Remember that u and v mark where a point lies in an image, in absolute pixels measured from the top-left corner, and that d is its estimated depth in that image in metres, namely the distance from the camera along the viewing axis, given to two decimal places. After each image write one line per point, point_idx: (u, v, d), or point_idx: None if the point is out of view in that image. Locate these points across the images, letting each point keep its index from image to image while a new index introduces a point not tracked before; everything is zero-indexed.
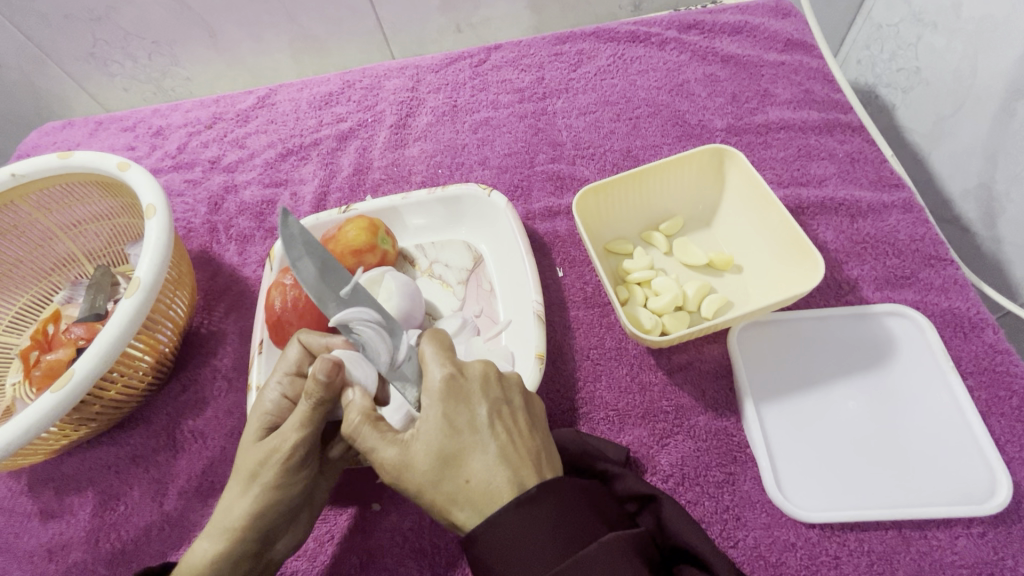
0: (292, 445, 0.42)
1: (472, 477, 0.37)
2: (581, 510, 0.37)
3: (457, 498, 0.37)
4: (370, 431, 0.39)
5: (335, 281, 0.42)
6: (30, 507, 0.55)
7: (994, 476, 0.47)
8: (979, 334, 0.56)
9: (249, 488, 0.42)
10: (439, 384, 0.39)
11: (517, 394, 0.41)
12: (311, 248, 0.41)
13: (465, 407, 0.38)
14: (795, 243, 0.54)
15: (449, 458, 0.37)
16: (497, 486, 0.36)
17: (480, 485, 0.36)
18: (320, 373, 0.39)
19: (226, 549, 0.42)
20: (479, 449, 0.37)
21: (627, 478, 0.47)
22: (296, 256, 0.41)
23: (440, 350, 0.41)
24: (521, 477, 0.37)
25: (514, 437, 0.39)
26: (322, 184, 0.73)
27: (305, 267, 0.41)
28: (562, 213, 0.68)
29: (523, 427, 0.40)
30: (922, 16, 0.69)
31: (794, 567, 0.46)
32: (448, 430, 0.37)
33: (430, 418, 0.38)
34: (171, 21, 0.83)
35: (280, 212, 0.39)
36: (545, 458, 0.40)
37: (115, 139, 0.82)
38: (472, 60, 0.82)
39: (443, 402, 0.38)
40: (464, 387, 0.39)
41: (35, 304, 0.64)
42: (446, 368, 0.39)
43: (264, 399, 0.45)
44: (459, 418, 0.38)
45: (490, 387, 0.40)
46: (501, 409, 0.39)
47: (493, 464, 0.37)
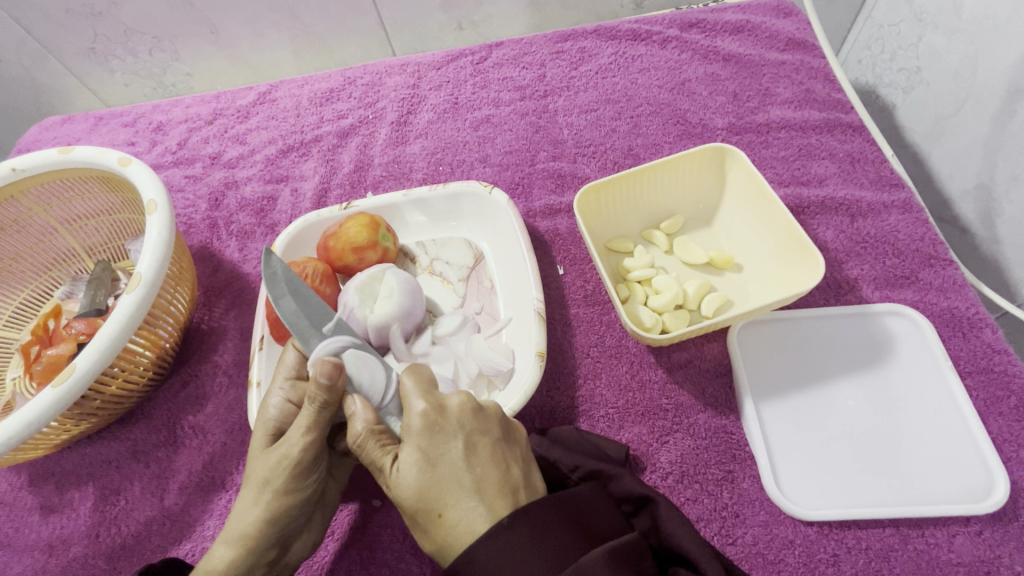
0: (300, 450, 0.42)
1: (446, 513, 0.37)
2: (560, 527, 0.37)
3: (432, 530, 0.38)
4: (374, 444, 0.40)
5: (317, 320, 0.46)
6: (31, 502, 0.55)
7: (992, 475, 0.47)
8: (978, 334, 0.56)
9: (262, 494, 0.42)
10: (417, 420, 0.38)
11: (497, 424, 0.40)
12: (295, 290, 0.47)
13: (441, 443, 0.38)
14: (795, 242, 0.54)
15: (424, 496, 0.37)
16: (470, 523, 0.36)
17: (453, 524, 0.37)
18: (321, 377, 0.39)
19: (248, 551, 0.42)
20: (453, 486, 0.37)
21: (622, 479, 0.47)
22: (279, 295, 0.46)
23: (419, 384, 0.40)
24: (495, 513, 0.37)
25: (490, 471, 0.38)
26: (323, 181, 0.73)
27: (287, 303, 0.46)
28: (563, 211, 0.68)
29: (500, 459, 0.39)
30: (923, 17, 0.69)
31: (793, 564, 0.47)
32: (423, 466, 0.38)
33: (408, 453, 0.38)
34: (171, 16, 0.83)
35: (264, 256, 0.48)
36: (524, 491, 0.39)
37: (115, 134, 0.82)
38: (474, 58, 0.82)
39: (420, 437, 0.38)
40: (441, 422, 0.39)
41: (35, 299, 0.64)
42: (423, 404, 0.39)
43: (266, 407, 0.45)
44: (435, 453, 0.38)
45: (468, 421, 0.39)
46: (476, 442, 0.39)
47: (466, 504, 0.37)
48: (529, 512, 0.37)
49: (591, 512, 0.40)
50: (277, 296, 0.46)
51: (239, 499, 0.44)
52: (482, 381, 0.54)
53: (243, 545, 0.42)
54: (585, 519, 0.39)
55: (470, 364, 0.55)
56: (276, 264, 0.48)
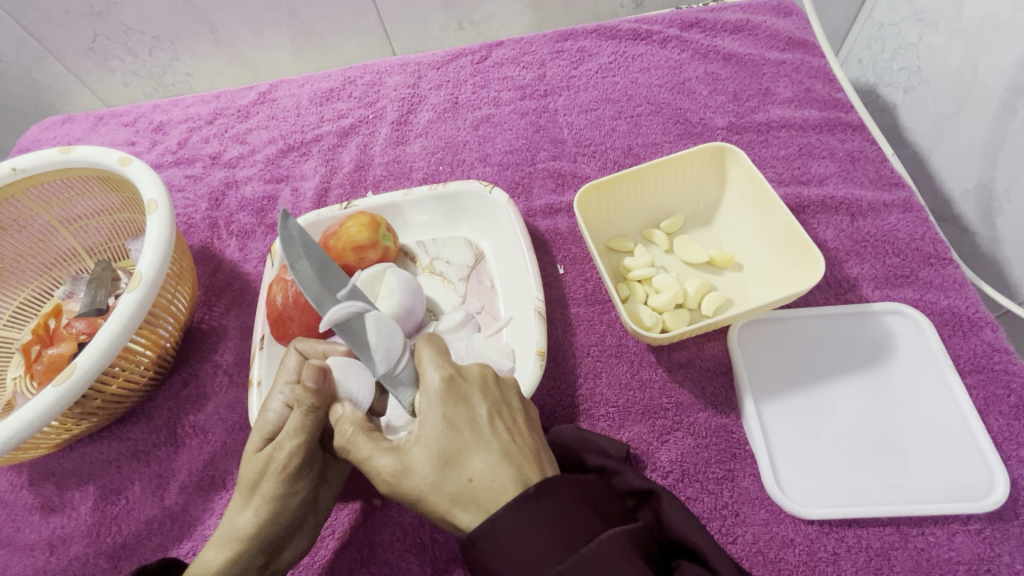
0: (289, 454, 0.42)
1: (473, 475, 0.36)
2: (581, 505, 0.37)
3: (456, 496, 0.37)
4: (364, 440, 0.39)
5: (333, 286, 0.46)
6: (31, 501, 0.55)
7: (992, 474, 0.47)
8: (978, 333, 0.56)
9: (251, 499, 0.43)
10: (439, 382, 0.39)
11: (515, 396, 0.42)
12: (311, 254, 0.46)
13: (465, 407, 0.39)
14: (795, 240, 0.54)
15: (451, 459, 0.37)
16: (500, 482, 0.36)
17: (484, 484, 0.36)
18: (307, 380, 0.39)
19: (236, 555, 0.42)
20: (481, 448, 0.37)
21: (625, 475, 0.47)
22: (296, 259, 0.46)
23: (436, 353, 0.41)
24: (524, 475, 0.37)
25: (514, 436, 0.39)
26: (323, 181, 0.73)
27: (303, 267, 0.45)
28: (563, 211, 0.68)
29: (521, 430, 0.40)
30: (924, 16, 0.69)
31: (793, 563, 0.47)
32: (447, 428, 0.38)
33: (430, 417, 0.38)
34: (172, 16, 0.83)
35: (281, 217, 0.47)
36: (546, 460, 0.40)
37: (115, 134, 0.82)
38: (474, 57, 0.82)
39: (443, 401, 0.38)
40: (464, 387, 0.40)
41: (35, 298, 0.64)
42: (444, 369, 0.40)
43: (265, 411, 0.44)
44: (460, 417, 0.38)
45: (489, 389, 0.41)
46: (499, 411, 0.40)
47: (494, 463, 0.37)
48: (553, 484, 0.36)
49: (604, 496, 0.40)
50: (292, 260, 0.46)
51: (232, 502, 0.44)
52: None
53: (233, 548, 0.42)
54: (599, 500, 0.39)
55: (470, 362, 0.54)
56: (294, 227, 0.47)
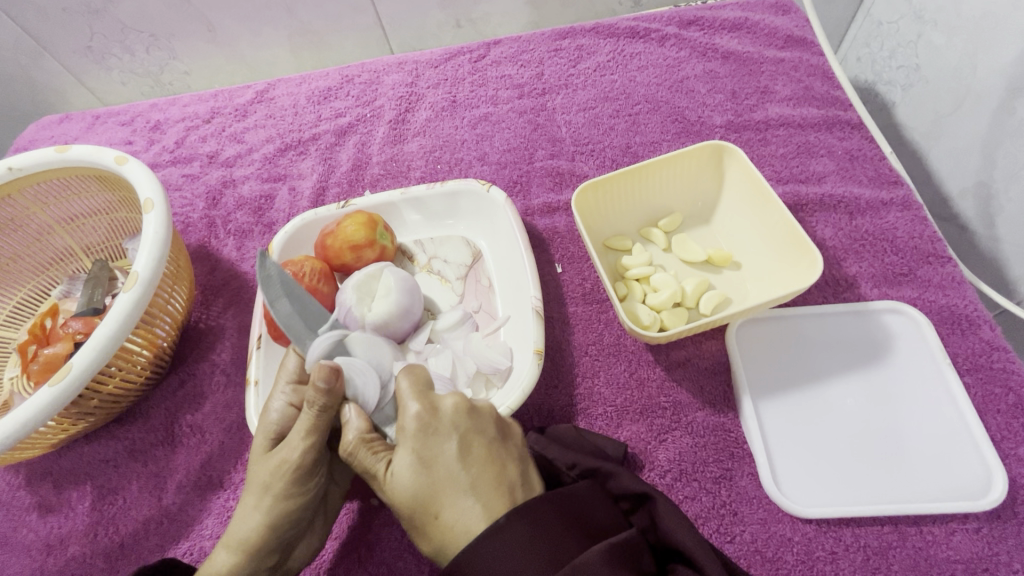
0: (300, 454, 0.42)
1: (442, 513, 0.37)
2: (557, 521, 0.37)
3: (429, 532, 0.38)
4: (366, 452, 0.40)
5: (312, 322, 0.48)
6: (29, 501, 0.55)
7: (990, 474, 0.47)
8: (977, 331, 0.56)
9: (262, 500, 0.42)
10: (412, 420, 0.39)
11: (492, 423, 0.41)
12: (291, 292, 0.48)
13: (436, 444, 0.38)
14: (794, 240, 0.53)
15: (420, 496, 0.37)
16: (466, 523, 0.36)
17: (450, 523, 0.37)
18: (319, 380, 0.39)
19: (248, 555, 0.42)
20: (449, 486, 0.37)
21: (620, 477, 0.46)
22: (274, 298, 0.47)
23: (415, 386, 0.41)
24: (492, 512, 0.37)
25: (486, 470, 0.38)
26: (320, 180, 0.73)
27: (283, 307, 0.47)
28: (561, 209, 0.68)
29: (497, 459, 0.39)
30: (923, 14, 0.69)
31: (792, 562, 0.46)
32: (419, 466, 0.38)
33: (403, 454, 0.39)
34: (169, 14, 0.83)
35: (259, 257, 0.49)
36: (520, 488, 0.39)
37: (112, 133, 0.82)
38: (472, 55, 0.82)
39: (415, 439, 0.39)
40: (435, 423, 0.39)
41: (32, 298, 0.64)
42: (416, 406, 0.39)
43: (268, 411, 0.44)
44: (430, 453, 0.38)
45: (462, 421, 0.39)
46: (472, 442, 0.39)
47: (462, 502, 0.37)
48: (526, 509, 0.37)
49: (591, 507, 0.41)
50: (273, 299, 0.47)
51: (238, 506, 0.44)
52: (480, 380, 0.54)
53: (243, 550, 0.42)
54: (584, 514, 0.40)
55: (467, 361, 0.54)
56: (272, 267, 0.49)
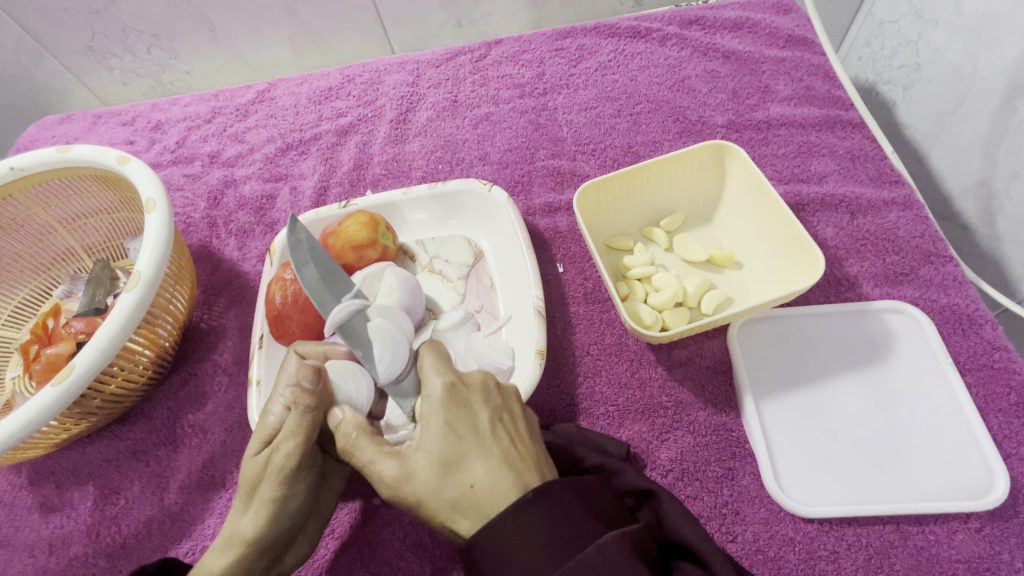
0: (286, 456, 0.41)
1: (476, 480, 0.37)
2: (576, 507, 0.37)
3: (457, 502, 0.37)
4: (368, 442, 0.40)
5: (337, 287, 0.47)
6: (31, 501, 0.55)
7: (993, 473, 0.47)
8: (978, 331, 0.56)
9: (251, 503, 0.43)
10: (440, 390, 0.40)
11: (517, 403, 0.42)
12: (317, 259, 0.48)
13: (466, 413, 0.39)
14: (795, 240, 0.53)
15: (451, 465, 0.37)
16: (502, 487, 0.36)
17: (485, 489, 0.36)
18: (303, 380, 0.41)
19: (239, 559, 0.41)
20: (481, 453, 0.37)
21: (624, 475, 0.47)
22: (302, 264, 0.47)
23: (438, 360, 0.42)
24: (525, 479, 0.37)
25: (515, 442, 0.39)
26: (322, 179, 0.73)
27: (310, 273, 0.47)
28: (562, 209, 0.68)
29: (523, 434, 0.41)
30: (924, 13, 0.69)
31: (793, 561, 0.47)
32: (449, 434, 0.38)
33: (432, 425, 0.38)
34: (170, 14, 0.83)
35: (291, 222, 0.49)
36: (546, 463, 0.40)
37: (113, 133, 0.82)
38: (473, 55, 0.82)
39: (445, 408, 0.39)
40: (465, 394, 0.40)
41: (34, 298, 0.64)
42: (446, 376, 0.40)
43: (267, 415, 0.43)
44: (461, 422, 0.39)
45: (491, 395, 0.41)
46: (502, 415, 0.40)
47: (495, 468, 0.37)
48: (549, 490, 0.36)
49: (601, 496, 0.40)
50: (299, 262, 0.48)
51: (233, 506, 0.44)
52: None
53: (234, 552, 0.41)
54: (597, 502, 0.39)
55: (470, 360, 0.54)
56: (302, 233, 0.49)
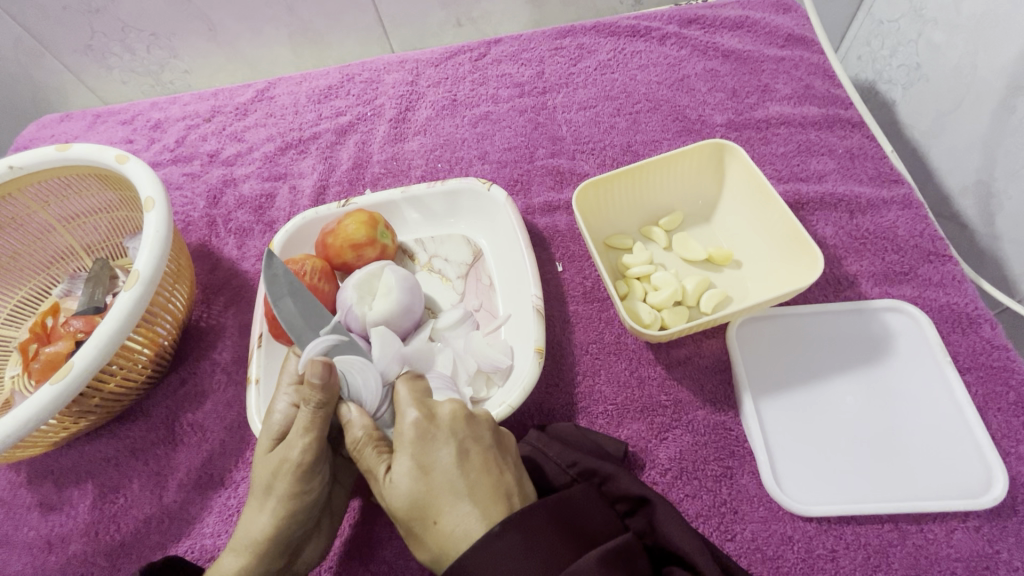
0: (300, 452, 0.41)
1: (441, 520, 0.37)
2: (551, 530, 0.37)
3: (428, 539, 0.38)
4: (371, 450, 0.40)
5: (314, 323, 0.47)
6: (30, 499, 0.55)
7: (991, 471, 0.48)
8: (977, 330, 0.56)
9: (267, 501, 0.42)
10: (408, 427, 0.39)
11: (488, 431, 0.41)
12: (295, 293, 0.47)
13: (434, 450, 0.39)
14: (794, 238, 0.54)
15: (419, 504, 0.37)
16: (465, 529, 0.36)
17: (449, 530, 0.36)
18: (312, 376, 0.39)
19: (251, 563, 0.42)
20: (446, 493, 0.37)
21: (618, 479, 0.46)
22: (279, 296, 0.46)
23: (407, 396, 0.41)
24: (489, 518, 0.37)
25: (482, 477, 0.38)
26: (321, 178, 0.73)
27: (286, 306, 0.46)
28: (562, 208, 0.68)
29: (493, 466, 0.40)
30: (923, 13, 0.69)
31: (792, 560, 0.47)
32: (417, 473, 0.38)
33: (401, 463, 0.39)
34: (169, 13, 0.83)
35: (266, 256, 0.48)
36: (517, 495, 0.39)
37: (112, 132, 0.82)
38: (472, 54, 0.82)
39: (413, 446, 0.39)
40: (433, 430, 0.39)
41: (33, 298, 0.64)
42: (416, 413, 0.40)
43: (273, 413, 0.44)
44: (428, 460, 0.38)
45: (460, 428, 0.40)
46: (469, 449, 0.39)
47: (458, 510, 0.37)
48: (521, 517, 0.36)
49: (585, 515, 0.40)
50: (275, 296, 0.46)
51: (247, 508, 0.44)
52: (481, 379, 0.54)
53: (250, 554, 0.42)
54: (577, 520, 0.40)
55: (468, 360, 0.54)
56: (278, 266, 0.48)
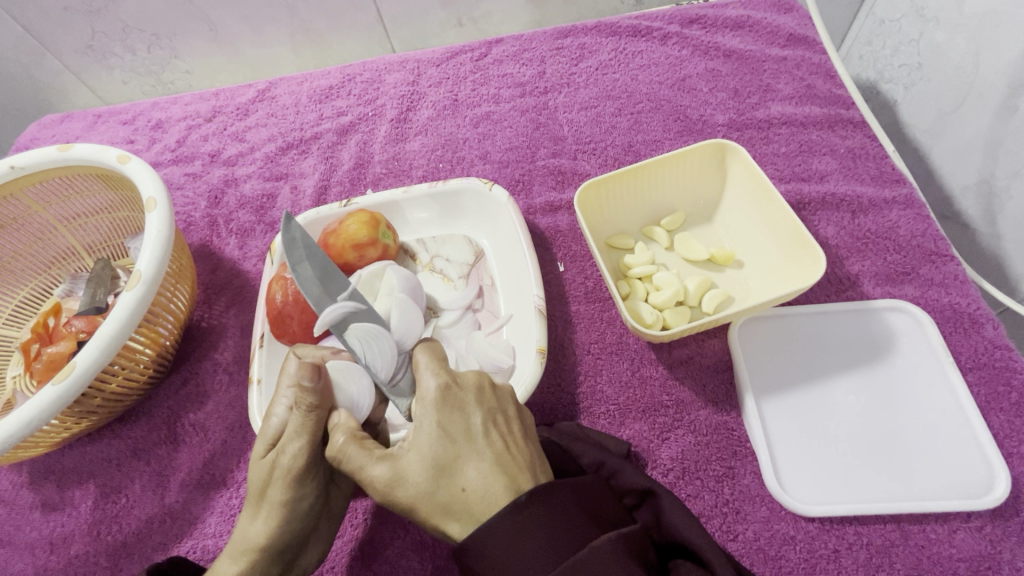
0: (292, 458, 0.41)
1: (468, 485, 0.36)
2: (570, 510, 0.37)
3: (452, 507, 0.37)
4: (356, 449, 0.39)
5: (332, 289, 0.47)
6: (31, 500, 0.55)
7: (993, 471, 0.48)
8: (979, 330, 0.56)
9: (261, 508, 0.42)
10: (435, 391, 0.39)
11: (511, 402, 0.42)
12: (312, 258, 0.48)
13: (460, 415, 0.39)
14: (796, 238, 0.53)
15: (445, 469, 0.37)
16: (496, 492, 0.36)
17: (478, 495, 0.36)
18: (303, 379, 0.39)
19: (249, 568, 0.42)
20: (475, 457, 0.37)
21: (625, 473, 0.47)
22: (297, 261, 0.47)
23: (433, 359, 0.41)
24: (519, 483, 0.37)
25: (508, 445, 0.39)
26: (323, 178, 0.73)
27: (305, 271, 0.47)
28: (563, 208, 0.68)
29: (517, 436, 0.40)
30: (924, 12, 0.69)
31: (793, 560, 0.47)
32: (443, 437, 0.38)
33: (425, 427, 0.38)
34: (170, 13, 0.83)
35: (284, 222, 0.49)
36: (539, 466, 0.40)
37: (113, 132, 0.82)
38: (473, 54, 0.82)
39: (439, 410, 0.38)
40: (459, 395, 0.40)
41: (34, 298, 0.64)
42: (441, 377, 0.40)
43: (270, 417, 0.44)
44: (454, 424, 0.38)
45: (485, 396, 0.40)
46: (495, 417, 0.40)
47: (488, 473, 0.37)
48: (545, 493, 0.36)
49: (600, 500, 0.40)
50: (295, 261, 0.48)
51: (243, 515, 0.44)
52: None
53: (247, 559, 0.42)
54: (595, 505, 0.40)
55: (470, 360, 0.55)
56: (296, 231, 0.49)
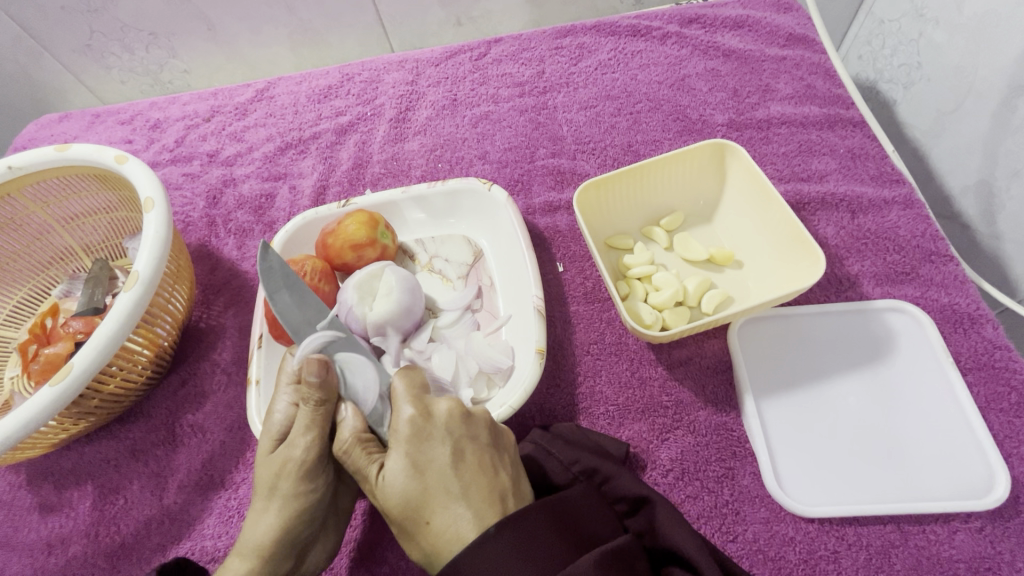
0: (303, 451, 0.42)
1: (433, 520, 0.37)
2: (548, 533, 0.37)
3: (420, 538, 0.38)
4: (360, 452, 0.40)
5: (312, 316, 0.46)
6: (30, 501, 0.55)
7: (993, 472, 0.48)
8: (979, 331, 0.56)
9: (272, 502, 0.42)
10: (404, 425, 0.39)
11: (485, 430, 0.41)
12: (291, 287, 0.47)
13: (428, 449, 0.39)
14: (796, 238, 0.53)
15: (412, 502, 0.37)
16: (459, 529, 0.36)
17: (441, 530, 0.37)
18: (310, 373, 0.40)
19: (260, 565, 0.41)
20: (441, 492, 0.37)
21: (620, 479, 0.46)
22: (274, 290, 0.46)
23: (409, 389, 0.41)
24: (484, 519, 0.37)
25: (478, 477, 0.38)
26: (321, 178, 0.73)
27: (283, 299, 0.45)
28: (563, 208, 0.68)
29: (489, 466, 0.39)
30: (924, 12, 0.69)
31: (794, 562, 0.46)
32: (411, 472, 0.38)
33: (395, 460, 0.39)
34: (169, 13, 0.82)
35: (261, 247, 0.47)
36: (512, 496, 0.39)
37: (111, 132, 0.81)
38: (473, 54, 0.81)
39: (408, 444, 0.39)
40: (428, 428, 0.39)
41: (33, 298, 0.63)
42: (411, 409, 0.40)
43: (272, 414, 0.44)
44: (423, 458, 0.38)
45: (456, 426, 0.40)
46: (465, 449, 0.39)
47: (453, 509, 0.37)
48: (515, 521, 0.36)
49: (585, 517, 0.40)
50: (271, 290, 0.46)
51: (250, 513, 0.43)
52: (482, 380, 0.54)
53: (256, 559, 0.41)
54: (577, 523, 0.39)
55: (470, 361, 0.54)
56: (274, 258, 0.47)
